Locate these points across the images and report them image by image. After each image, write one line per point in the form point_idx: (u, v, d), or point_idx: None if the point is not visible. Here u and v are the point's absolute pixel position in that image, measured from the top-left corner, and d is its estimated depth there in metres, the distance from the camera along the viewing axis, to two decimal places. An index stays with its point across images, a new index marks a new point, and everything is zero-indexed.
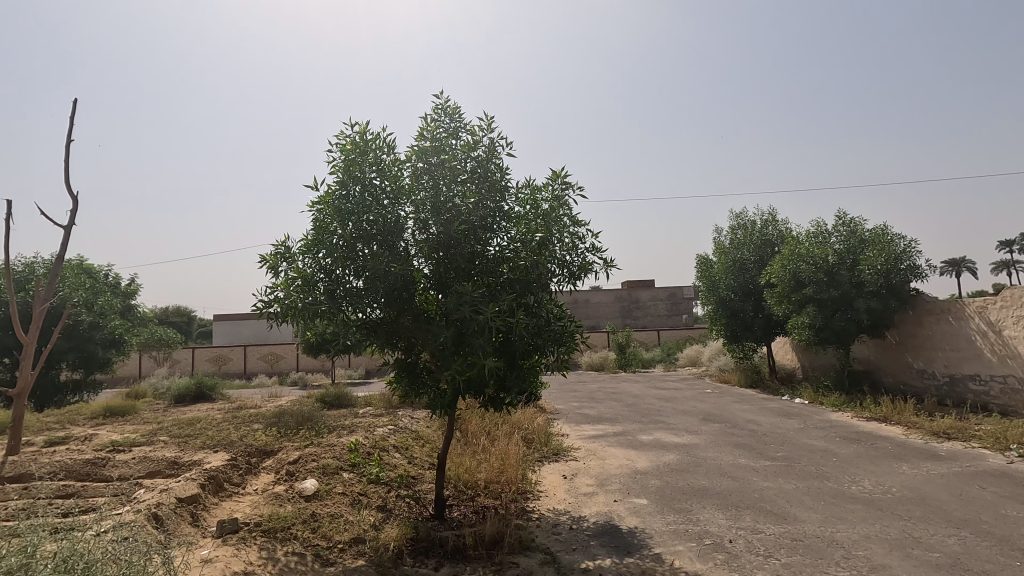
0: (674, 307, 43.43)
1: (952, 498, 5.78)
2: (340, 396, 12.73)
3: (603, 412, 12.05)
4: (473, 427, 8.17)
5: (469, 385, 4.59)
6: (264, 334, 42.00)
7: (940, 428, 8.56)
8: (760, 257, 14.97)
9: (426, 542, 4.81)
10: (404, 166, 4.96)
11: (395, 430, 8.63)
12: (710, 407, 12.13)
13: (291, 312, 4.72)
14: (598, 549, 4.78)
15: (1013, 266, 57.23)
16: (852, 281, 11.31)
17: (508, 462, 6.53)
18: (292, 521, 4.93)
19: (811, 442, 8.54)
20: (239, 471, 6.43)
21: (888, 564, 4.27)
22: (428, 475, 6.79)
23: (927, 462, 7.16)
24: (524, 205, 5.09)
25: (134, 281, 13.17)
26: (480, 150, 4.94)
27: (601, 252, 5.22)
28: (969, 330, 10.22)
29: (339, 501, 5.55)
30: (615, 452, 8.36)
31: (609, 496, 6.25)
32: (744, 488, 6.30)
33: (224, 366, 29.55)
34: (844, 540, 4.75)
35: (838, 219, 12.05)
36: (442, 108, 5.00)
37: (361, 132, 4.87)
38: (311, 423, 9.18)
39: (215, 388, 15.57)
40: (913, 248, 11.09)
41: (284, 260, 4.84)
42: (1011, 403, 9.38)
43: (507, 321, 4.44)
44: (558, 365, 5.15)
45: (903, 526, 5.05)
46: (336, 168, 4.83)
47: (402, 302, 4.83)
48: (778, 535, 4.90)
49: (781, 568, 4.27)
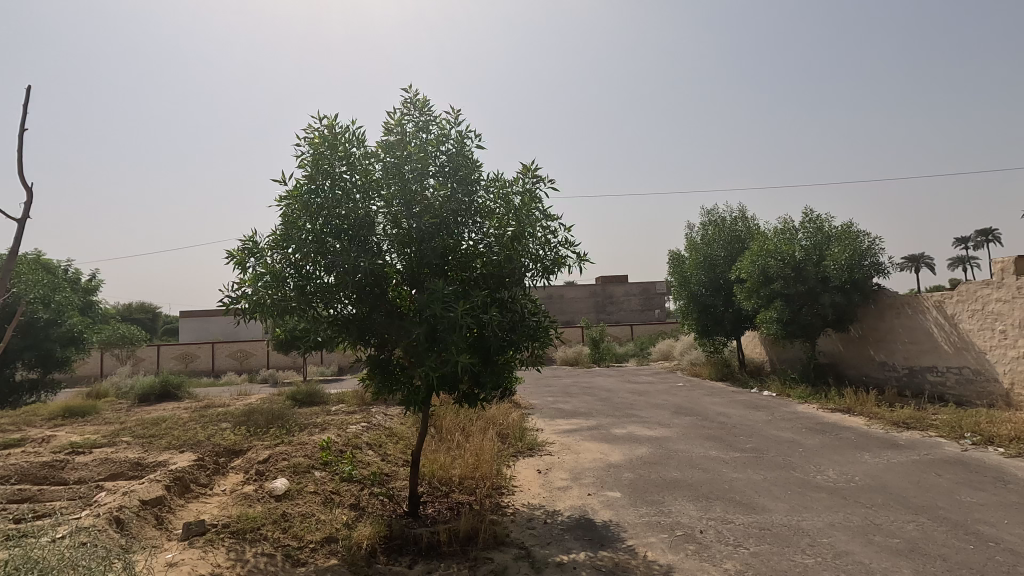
0: (647, 302, 44.01)
1: (910, 485, 6.01)
2: (312, 393, 12.55)
3: (576, 406, 12.13)
4: (448, 423, 8.13)
5: (442, 382, 4.58)
6: (233, 330, 40.93)
7: (899, 418, 8.89)
8: (729, 253, 15.25)
9: (400, 539, 4.75)
10: (374, 160, 4.87)
11: (367, 427, 8.54)
12: (681, 400, 12.35)
13: (260, 308, 4.62)
14: (572, 542, 4.83)
15: (967, 262, 59.67)
16: (818, 276, 11.62)
17: (482, 458, 6.52)
18: (262, 521, 4.82)
19: (778, 433, 8.76)
20: (206, 471, 6.28)
21: (851, 550, 4.41)
22: (401, 472, 6.72)
23: (887, 451, 7.42)
24: (495, 200, 5.05)
25: (94, 277, 12.67)
26: (451, 144, 4.90)
27: (575, 246, 5.20)
28: (926, 323, 10.64)
29: (311, 500, 5.46)
30: (588, 446, 8.43)
31: (583, 490, 6.29)
32: (714, 480, 6.43)
33: (191, 365, 28.80)
34: (809, 529, 4.88)
35: (805, 216, 12.34)
36: (411, 101, 4.92)
37: (328, 125, 4.76)
38: (281, 422, 8.99)
39: (180, 386, 15.19)
40: (876, 246, 11.46)
41: (252, 255, 4.72)
42: (965, 393, 9.79)
43: (479, 318, 4.41)
44: (533, 361, 5.13)
45: (865, 514, 5.22)
46: (303, 161, 4.72)
47: (374, 297, 4.74)
48: (748, 525, 5.02)
49: (749, 556, 4.38)
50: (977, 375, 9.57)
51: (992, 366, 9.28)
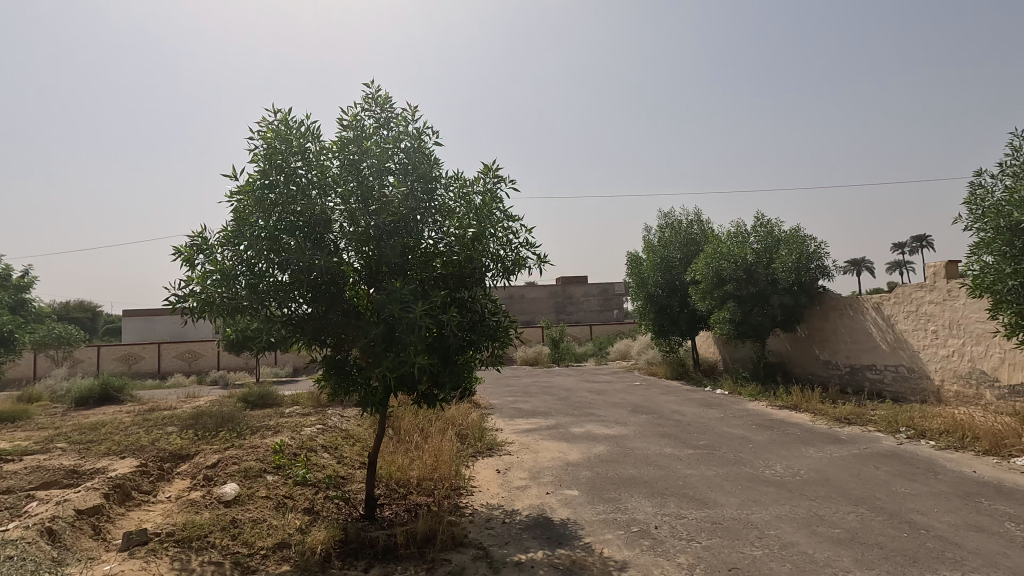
0: (606, 303, 44.75)
1: (851, 478, 6.32)
2: (264, 395, 12.16)
3: (536, 406, 12.19)
4: (406, 424, 8.03)
5: (400, 383, 4.51)
6: (180, 330, 39.26)
7: (841, 414, 9.33)
8: (685, 255, 15.65)
9: (356, 543, 4.65)
10: (332, 157, 4.76)
11: (323, 429, 8.33)
12: (638, 399, 12.60)
13: (208, 307, 4.44)
14: (530, 541, 4.85)
15: (904, 266, 63.24)
16: (768, 278, 12.08)
17: (441, 459, 6.46)
18: (209, 529, 4.63)
19: (730, 430, 9.05)
20: (149, 478, 5.99)
21: (796, 541, 4.60)
22: (358, 474, 6.60)
23: (830, 446, 7.78)
24: (456, 200, 5.02)
25: (27, 273, 11.91)
26: (412, 142, 4.84)
27: (535, 247, 5.24)
28: (866, 324, 11.21)
29: (262, 505, 5.29)
30: (546, 445, 8.49)
31: (541, 489, 6.33)
32: (669, 476, 6.59)
33: (135, 366, 27.45)
34: (758, 521, 5.06)
35: (757, 220, 12.81)
36: (372, 97, 4.84)
37: (284, 119, 4.63)
38: (231, 425, 8.67)
39: (122, 389, 14.45)
40: (822, 250, 12.01)
41: (200, 252, 4.53)
42: (901, 390, 10.37)
43: (439, 318, 4.37)
44: (493, 361, 5.12)
45: (809, 506, 5.46)
46: (256, 156, 4.57)
47: (330, 297, 4.63)
48: (700, 520, 5.16)
49: (701, 550, 4.50)
50: (911, 372, 10.16)
51: (925, 364, 9.87)
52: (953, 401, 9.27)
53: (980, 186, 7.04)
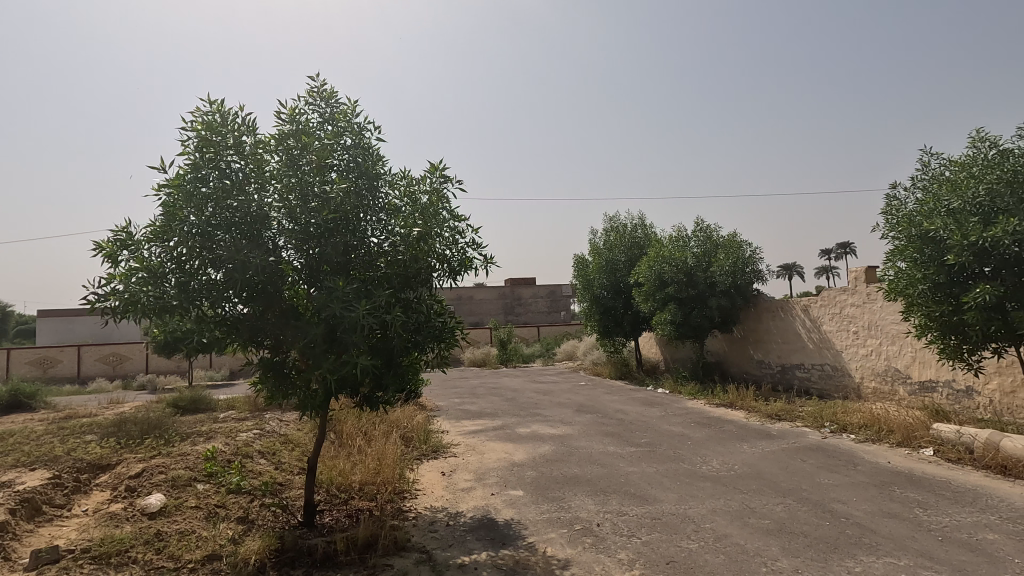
0: (554, 304, 45.32)
1: (780, 471, 6.66)
2: (197, 400, 11.55)
3: (483, 407, 12.17)
4: (349, 428, 7.83)
5: (342, 385, 4.40)
6: (103, 332, 36.69)
7: (773, 410, 9.82)
8: (630, 258, 16.05)
9: (292, 551, 4.48)
10: (271, 151, 4.59)
11: (260, 434, 8.00)
12: (583, 399, 12.82)
13: (133, 307, 4.17)
14: (474, 543, 4.83)
15: (830, 271, 67.40)
16: (707, 281, 12.57)
17: (384, 462, 6.34)
18: (131, 543, 4.35)
19: (670, 428, 9.35)
20: (64, 490, 5.56)
21: (729, 533, 4.80)
22: (296, 480, 6.37)
23: (762, 441, 8.18)
24: (402, 199, 4.95)
25: None
26: (357, 139, 4.74)
27: (482, 248, 5.24)
28: (796, 325, 11.87)
29: (191, 515, 5.02)
30: (492, 446, 8.49)
31: (486, 490, 6.33)
32: (612, 474, 6.73)
33: (50, 371, 25.43)
34: (694, 515, 5.25)
35: (697, 225, 13.31)
36: (316, 91, 4.70)
37: (219, 110, 4.42)
38: (158, 432, 8.17)
39: (35, 395, 13.35)
40: (756, 255, 12.61)
41: (124, 248, 4.25)
42: (826, 387, 11.03)
43: (382, 318, 4.27)
44: (438, 362, 5.08)
45: (742, 499, 5.71)
46: (188, 148, 4.34)
47: (268, 297, 4.43)
48: (640, 516, 5.30)
49: (640, 545, 4.62)
50: (835, 371, 10.83)
51: (847, 362, 10.54)
52: (871, 396, 9.95)
53: (896, 197, 7.59)
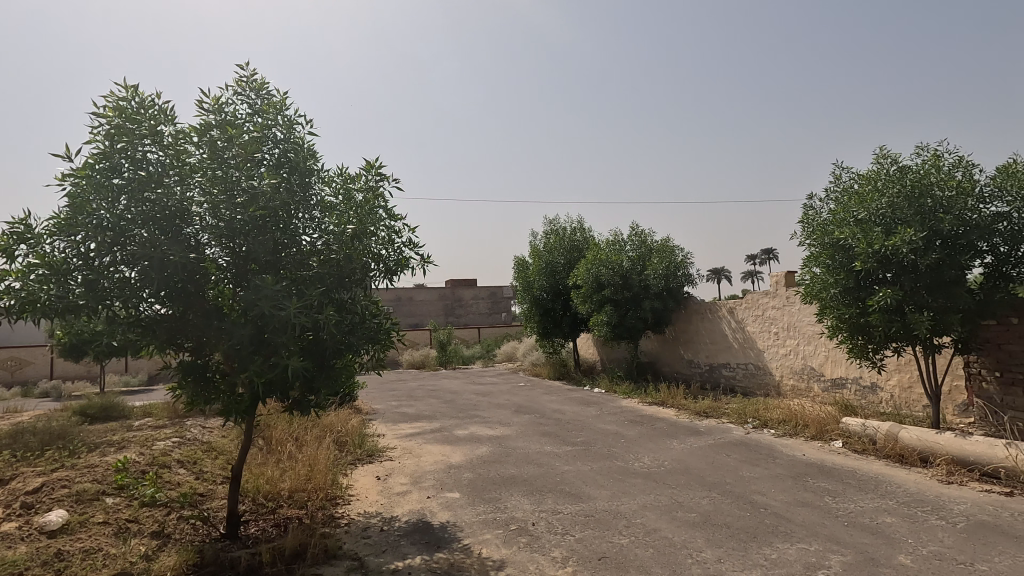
0: (494, 306, 45.45)
1: (707, 466, 6.98)
2: (108, 407, 10.70)
3: (420, 410, 12.01)
4: (278, 434, 7.50)
5: (270, 388, 4.20)
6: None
7: (701, 408, 10.27)
8: (568, 261, 16.31)
9: (213, 566, 4.24)
10: (194, 142, 4.34)
11: (179, 443, 7.52)
12: (522, 400, 12.92)
13: (31, 306, 3.81)
14: (408, 548, 4.74)
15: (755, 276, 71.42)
16: (641, 283, 12.99)
17: (315, 468, 6.12)
18: (25, 565, 3.96)
19: (605, 426, 9.59)
20: None
21: (659, 527, 4.98)
22: (219, 490, 6.04)
23: (690, 438, 8.53)
24: (336, 196, 4.81)
25: None
26: (289, 132, 4.56)
27: (419, 247, 5.16)
28: (723, 326, 12.48)
29: (98, 532, 4.64)
30: (429, 449, 8.39)
31: (422, 493, 6.24)
32: (548, 473, 6.82)
33: None
34: (626, 511, 5.40)
35: (632, 230, 13.74)
36: (245, 80, 4.48)
37: (135, 97, 4.14)
38: (62, 443, 7.50)
39: None
40: (687, 259, 13.16)
41: (22, 242, 3.88)
42: (749, 385, 11.66)
43: (314, 318, 4.12)
44: (373, 364, 4.96)
45: (671, 494, 5.93)
46: (99, 135, 4.03)
47: (188, 296, 4.15)
48: (575, 514, 5.39)
49: (574, 542, 4.71)
50: (758, 369, 11.47)
51: (768, 362, 11.19)
52: (789, 393, 10.62)
53: (812, 208, 8.13)
